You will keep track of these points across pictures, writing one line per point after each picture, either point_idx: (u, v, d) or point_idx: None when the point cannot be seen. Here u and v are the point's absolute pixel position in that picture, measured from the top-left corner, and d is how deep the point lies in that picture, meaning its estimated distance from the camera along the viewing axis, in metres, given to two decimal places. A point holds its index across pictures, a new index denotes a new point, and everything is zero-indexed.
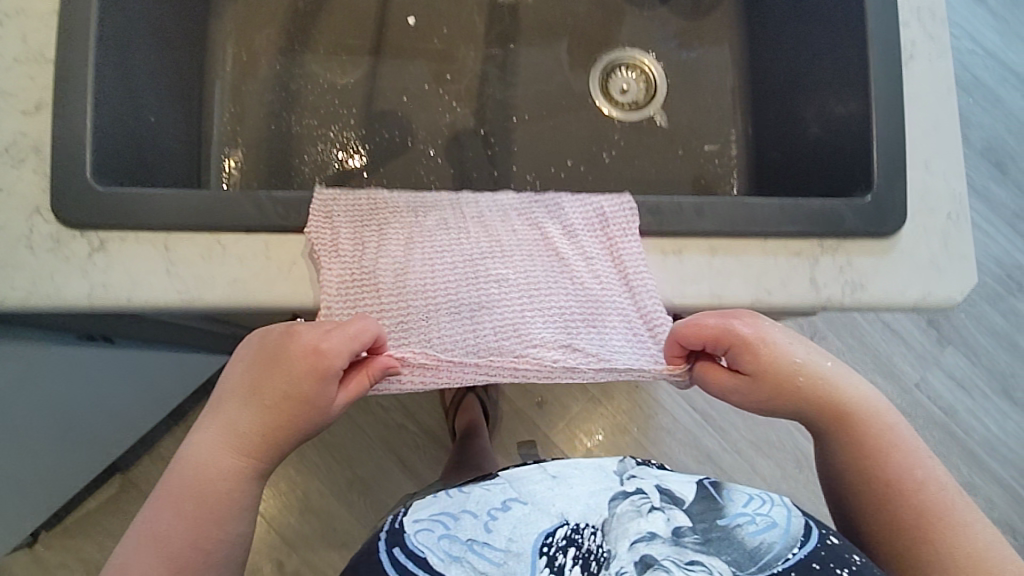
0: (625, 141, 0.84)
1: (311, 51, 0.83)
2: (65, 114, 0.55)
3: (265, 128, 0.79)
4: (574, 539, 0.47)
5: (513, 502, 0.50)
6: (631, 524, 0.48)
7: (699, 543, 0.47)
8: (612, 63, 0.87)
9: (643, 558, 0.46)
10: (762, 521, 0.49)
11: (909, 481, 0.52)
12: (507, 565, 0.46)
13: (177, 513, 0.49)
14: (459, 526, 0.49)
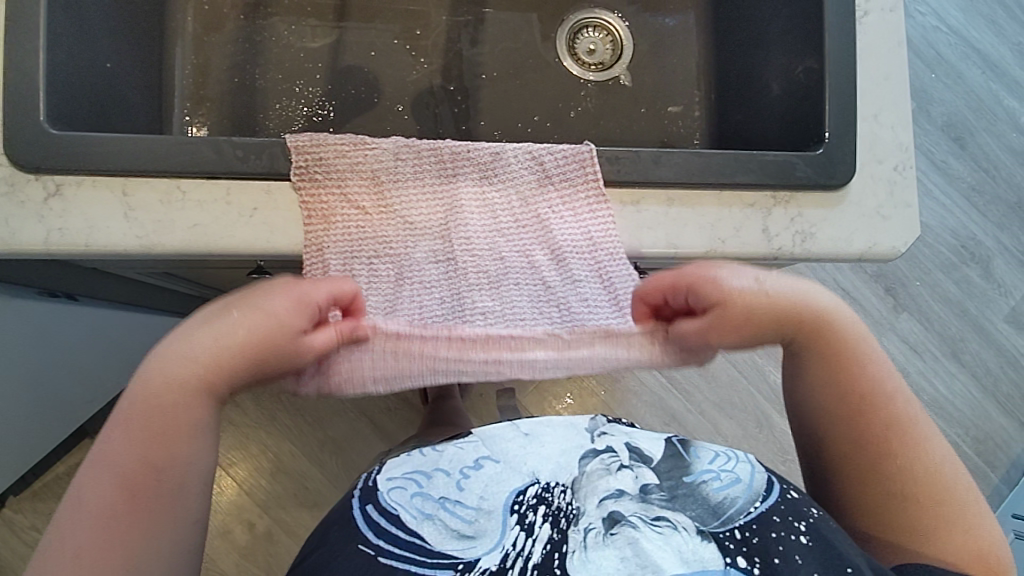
0: (591, 100, 0.86)
1: (276, 4, 0.82)
2: (17, 55, 0.54)
3: (228, 82, 0.78)
4: (542, 497, 0.53)
5: (486, 462, 0.56)
6: (600, 481, 0.53)
7: (663, 500, 0.51)
8: (579, 23, 0.88)
9: (610, 514, 0.50)
10: (725, 477, 0.54)
11: (899, 437, 0.55)
12: (478, 520, 0.52)
13: (128, 439, 0.48)
14: (431, 484, 0.55)
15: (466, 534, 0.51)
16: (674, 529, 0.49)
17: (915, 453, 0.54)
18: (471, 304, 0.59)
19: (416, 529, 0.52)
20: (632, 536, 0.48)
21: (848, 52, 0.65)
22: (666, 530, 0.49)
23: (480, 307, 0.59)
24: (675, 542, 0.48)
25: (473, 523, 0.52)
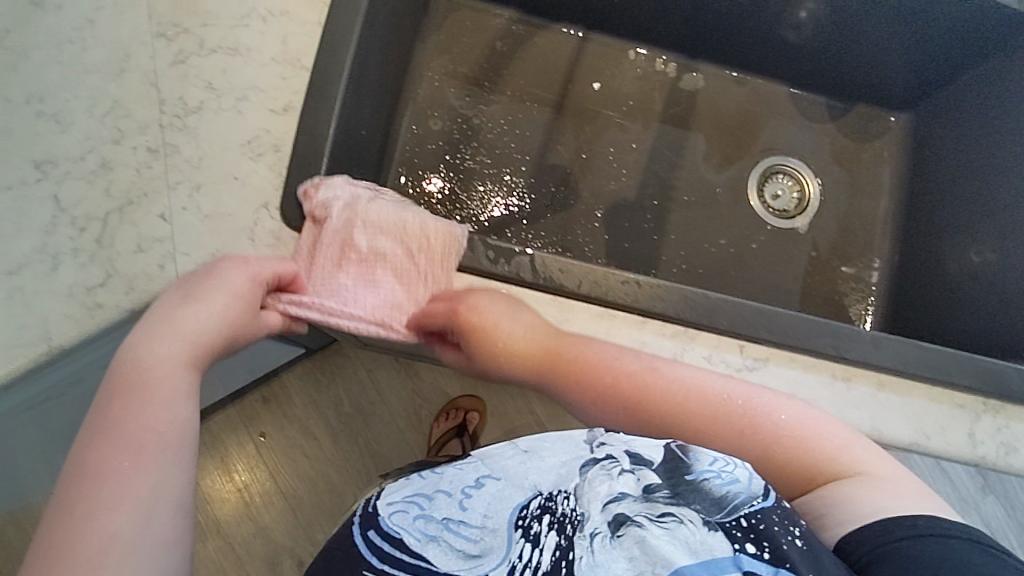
0: (768, 242, 0.88)
1: (499, 91, 0.86)
2: (314, 124, 0.58)
3: (439, 157, 0.82)
4: (547, 506, 0.45)
5: (486, 478, 0.47)
6: (601, 487, 0.44)
7: (669, 497, 0.43)
8: (773, 167, 0.91)
9: (615, 517, 0.43)
10: (727, 475, 0.45)
11: (714, 404, 0.51)
12: (484, 541, 0.44)
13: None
14: (433, 505, 0.46)
15: (471, 553, 0.44)
16: (685, 527, 0.42)
17: (763, 418, 0.51)
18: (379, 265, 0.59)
19: (420, 551, 0.45)
20: (640, 536, 0.41)
21: None
22: (673, 526, 0.42)
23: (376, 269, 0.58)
24: (682, 537, 0.41)
25: (478, 542, 0.44)
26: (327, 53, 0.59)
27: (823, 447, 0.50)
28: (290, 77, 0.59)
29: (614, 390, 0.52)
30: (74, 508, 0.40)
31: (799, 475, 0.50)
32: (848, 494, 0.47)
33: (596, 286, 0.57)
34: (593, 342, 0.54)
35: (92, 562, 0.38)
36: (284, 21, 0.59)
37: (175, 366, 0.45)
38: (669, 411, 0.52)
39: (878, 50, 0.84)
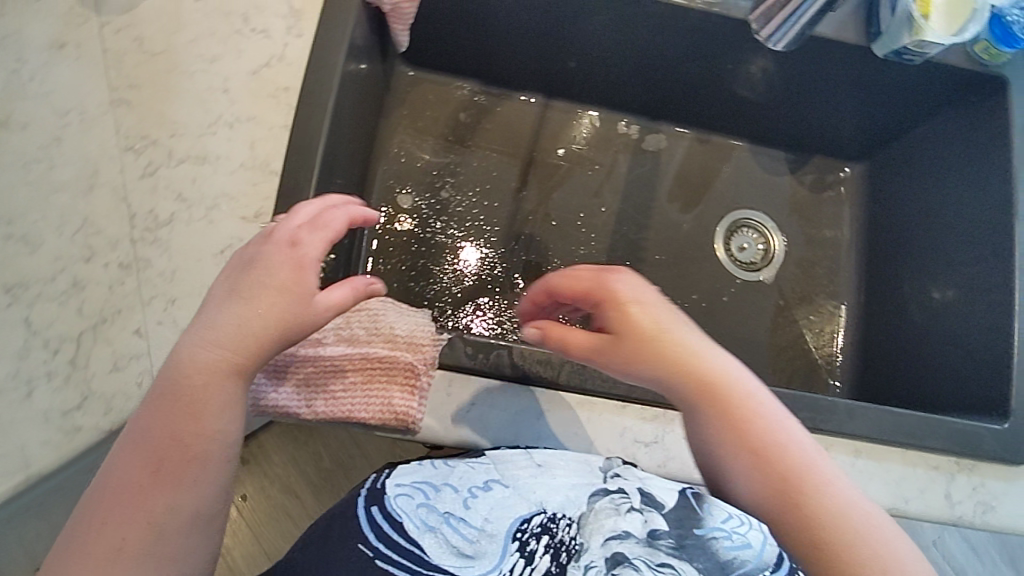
0: (738, 293, 0.91)
1: (466, 162, 0.88)
2: None
3: (411, 232, 0.84)
4: (546, 526, 0.51)
5: (494, 482, 0.52)
6: (606, 521, 0.51)
7: (672, 548, 0.49)
8: (738, 221, 0.94)
9: (614, 556, 0.49)
10: (738, 538, 0.50)
11: (780, 448, 0.47)
12: (479, 543, 0.50)
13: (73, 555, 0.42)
14: (438, 497, 0.52)
15: (466, 553, 0.50)
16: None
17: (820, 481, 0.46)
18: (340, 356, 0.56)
19: (416, 538, 0.50)
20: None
21: None
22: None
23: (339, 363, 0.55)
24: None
25: (473, 543, 0.50)
26: (297, 156, 0.60)
27: (873, 531, 0.44)
28: (260, 182, 0.59)
29: (696, 387, 0.48)
30: (119, 501, 0.43)
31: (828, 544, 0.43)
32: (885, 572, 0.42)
33: (576, 376, 0.59)
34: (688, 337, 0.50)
35: (112, 561, 0.42)
36: (252, 127, 0.60)
37: (215, 378, 0.44)
38: (748, 430, 0.47)
39: (829, 108, 0.86)
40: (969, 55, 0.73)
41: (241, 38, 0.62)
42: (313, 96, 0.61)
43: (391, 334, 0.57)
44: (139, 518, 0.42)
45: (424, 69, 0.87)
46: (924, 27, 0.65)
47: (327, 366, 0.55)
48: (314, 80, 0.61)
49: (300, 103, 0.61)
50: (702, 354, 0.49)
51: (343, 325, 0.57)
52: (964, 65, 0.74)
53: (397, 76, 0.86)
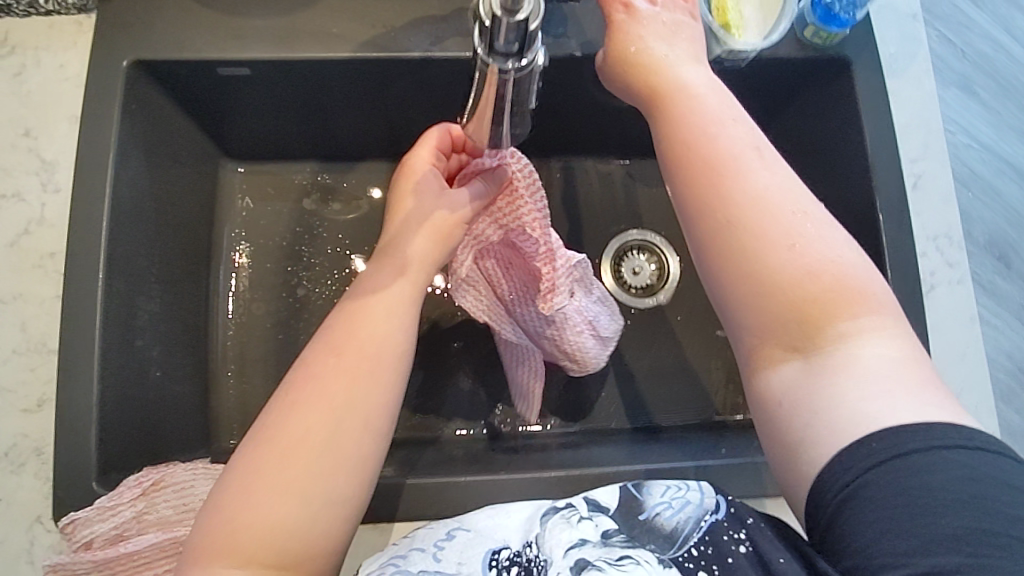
0: (638, 325, 0.81)
1: (320, 249, 0.78)
2: (71, 413, 0.52)
3: (272, 340, 0.75)
4: (516, 559, 0.46)
5: (458, 530, 0.48)
6: (562, 534, 0.46)
7: (626, 541, 0.45)
8: (623, 246, 0.84)
9: (576, 563, 0.44)
10: (677, 503, 0.47)
11: (744, 201, 0.46)
12: None
13: (285, 463, 0.46)
14: (409, 562, 0.47)
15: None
16: (641, 567, 0.43)
17: (777, 237, 0.45)
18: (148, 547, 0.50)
19: None
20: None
21: (919, 331, 0.62)
22: (629, 568, 0.44)
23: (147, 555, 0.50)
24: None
25: None
26: (70, 329, 0.54)
27: (853, 287, 0.44)
28: (38, 366, 0.54)
29: (688, 159, 0.49)
30: (274, 442, 0.47)
31: (782, 325, 0.44)
32: (845, 360, 0.43)
33: (420, 507, 0.56)
34: (738, 176, 0.47)
35: (366, 417, 0.49)
36: (20, 305, 0.55)
37: (393, 306, 0.54)
38: (704, 179, 0.48)
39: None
40: (800, 41, 0.67)
41: None
42: (78, 257, 0.55)
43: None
44: (293, 435, 0.47)
45: (255, 160, 0.78)
46: (728, 36, 0.62)
47: (135, 561, 0.50)
48: (76, 239, 0.56)
49: (66, 269, 0.55)
50: (709, 135, 0.49)
51: (147, 508, 0.52)
52: (798, 53, 0.68)
53: (225, 175, 0.77)
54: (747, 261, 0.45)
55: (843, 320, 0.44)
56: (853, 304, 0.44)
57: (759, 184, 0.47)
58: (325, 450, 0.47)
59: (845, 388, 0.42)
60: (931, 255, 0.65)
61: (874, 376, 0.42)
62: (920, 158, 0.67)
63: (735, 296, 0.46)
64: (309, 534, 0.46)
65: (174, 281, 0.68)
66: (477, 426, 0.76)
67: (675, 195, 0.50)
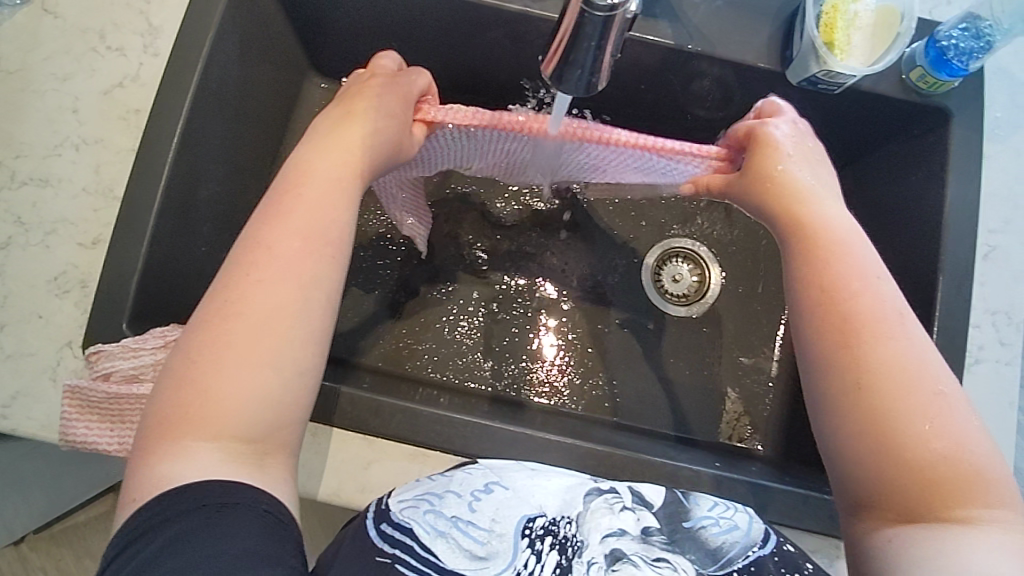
0: (662, 331, 0.81)
1: None
2: (118, 257, 0.56)
3: None
4: (551, 528, 0.48)
5: (495, 486, 0.50)
6: (602, 519, 0.49)
7: (666, 543, 0.48)
8: (669, 250, 0.83)
9: (612, 551, 0.47)
10: (725, 523, 0.49)
11: (889, 350, 0.46)
12: (491, 544, 0.47)
13: (226, 367, 0.44)
14: (443, 503, 0.49)
15: (479, 554, 0.46)
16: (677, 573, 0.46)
17: (934, 407, 0.44)
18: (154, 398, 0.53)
19: (429, 545, 0.46)
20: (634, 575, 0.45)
21: None
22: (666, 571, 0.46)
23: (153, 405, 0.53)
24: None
25: (486, 544, 0.47)
26: (137, 181, 0.58)
27: (971, 463, 0.43)
28: (100, 208, 0.58)
29: (832, 308, 0.48)
30: (219, 316, 0.45)
31: (912, 496, 0.43)
32: (962, 541, 0.41)
33: (406, 427, 0.57)
34: (879, 313, 0.47)
35: (292, 310, 0.46)
36: (98, 149, 0.59)
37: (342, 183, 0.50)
38: (849, 321, 0.47)
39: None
40: (904, 84, 0.65)
41: (96, 57, 0.61)
42: (159, 117, 0.59)
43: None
44: (240, 308, 0.45)
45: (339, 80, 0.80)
46: (830, 56, 0.60)
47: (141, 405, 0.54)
48: (162, 101, 0.59)
49: (147, 125, 0.59)
50: (866, 277, 0.48)
51: None
52: (898, 94, 0.65)
53: (308, 89, 0.80)
54: (880, 426, 0.44)
55: (976, 503, 0.42)
56: (977, 486, 0.43)
57: (914, 352, 0.46)
58: (278, 324, 0.45)
59: (943, 561, 0.40)
60: (984, 330, 0.62)
61: (998, 560, 0.40)
62: (999, 230, 0.64)
63: (859, 450, 0.45)
64: (272, 406, 0.45)
65: (238, 169, 0.71)
66: (483, 383, 0.77)
67: (802, 339, 0.49)
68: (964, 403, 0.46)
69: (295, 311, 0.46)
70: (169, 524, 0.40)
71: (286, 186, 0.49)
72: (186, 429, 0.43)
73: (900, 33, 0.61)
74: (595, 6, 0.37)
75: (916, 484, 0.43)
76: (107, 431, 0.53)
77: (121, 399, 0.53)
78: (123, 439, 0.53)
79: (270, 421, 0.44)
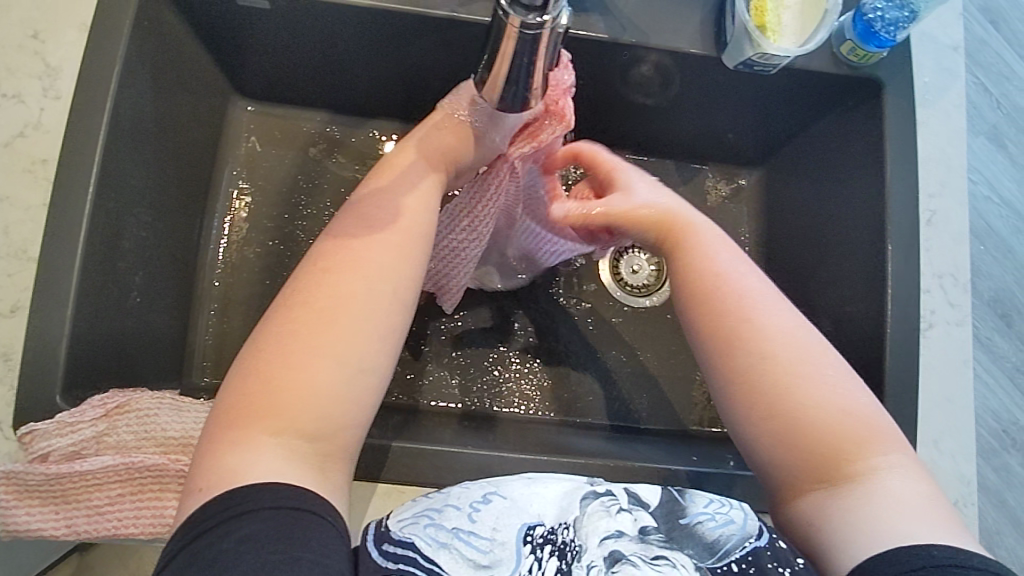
0: (624, 325, 0.80)
1: (318, 199, 0.77)
2: (40, 323, 0.51)
3: (258, 284, 0.74)
4: (550, 536, 0.47)
5: (494, 495, 0.49)
6: (601, 522, 0.47)
7: (664, 541, 0.46)
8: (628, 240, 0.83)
9: (611, 554, 0.45)
10: (722, 518, 0.47)
11: (779, 340, 0.51)
12: (493, 554, 0.46)
13: (305, 358, 0.44)
14: (443, 516, 0.47)
15: (482, 562, 0.45)
16: (678, 570, 0.44)
17: (812, 380, 0.50)
18: (100, 471, 0.50)
19: (432, 556, 0.45)
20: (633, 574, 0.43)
21: (907, 368, 0.61)
22: (665, 569, 0.44)
23: (99, 477, 0.50)
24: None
25: (488, 553, 0.46)
26: (52, 239, 0.53)
27: (861, 426, 0.48)
28: (15, 272, 0.53)
29: (716, 313, 0.53)
30: (305, 308, 0.47)
31: (814, 464, 0.47)
32: (870, 492, 0.45)
33: (378, 465, 0.57)
34: (759, 310, 0.52)
35: (369, 308, 0.47)
36: (5, 208, 0.54)
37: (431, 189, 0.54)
38: (735, 320, 0.52)
39: (714, 104, 0.73)
40: (836, 58, 0.66)
41: None
42: (68, 167, 0.54)
43: (164, 437, 0.52)
44: (324, 306, 0.47)
45: (266, 101, 0.76)
46: (763, 38, 0.60)
47: (87, 480, 0.50)
48: (69, 149, 0.55)
49: (56, 176, 0.54)
50: (733, 276, 0.54)
51: (107, 430, 0.51)
52: (830, 69, 0.66)
53: (234, 113, 0.76)
54: (777, 411, 0.49)
55: (870, 461, 0.47)
56: (868, 445, 0.47)
57: (781, 330, 0.52)
58: (358, 324, 0.47)
59: (868, 526, 0.44)
60: (934, 294, 0.64)
61: (904, 509, 0.44)
62: (939, 194, 0.66)
63: (762, 427, 0.49)
64: (337, 409, 0.44)
65: (166, 209, 0.67)
66: (453, 400, 0.75)
67: (694, 342, 0.54)
68: (851, 375, 0.51)
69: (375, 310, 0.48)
70: (239, 519, 0.38)
71: (384, 185, 0.54)
72: (260, 422, 0.42)
73: (828, 10, 0.61)
74: (529, 28, 0.35)
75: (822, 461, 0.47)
76: (49, 513, 0.49)
77: (63, 476, 0.49)
78: (68, 520, 0.49)
79: (336, 426, 0.44)
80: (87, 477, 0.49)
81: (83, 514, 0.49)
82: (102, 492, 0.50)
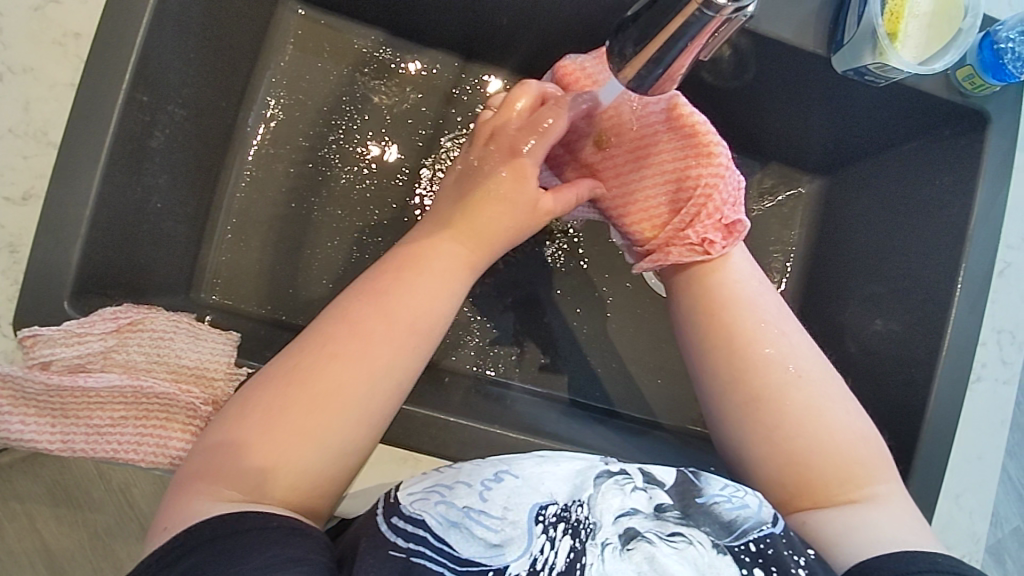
0: (657, 312, 0.75)
1: (361, 122, 0.70)
2: (55, 219, 0.47)
3: (282, 205, 0.68)
4: (563, 514, 0.42)
5: (505, 474, 0.43)
6: (616, 498, 0.42)
7: (681, 518, 0.42)
8: None
9: (627, 531, 0.41)
10: (737, 500, 0.43)
11: (776, 361, 0.51)
12: (505, 533, 0.40)
13: (274, 420, 0.42)
14: (455, 493, 0.42)
15: (493, 541, 0.40)
16: (694, 547, 0.40)
17: (826, 409, 0.49)
18: (104, 392, 0.46)
19: (440, 536, 0.40)
20: (651, 553, 0.40)
21: (947, 420, 0.59)
22: (682, 546, 0.40)
23: (102, 399, 0.46)
24: (692, 557, 0.40)
25: (499, 529, 0.40)
26: (79, 126, 0.47)
27: (857, 450, 0.48)
28: (32, 156, 0.48)
29: (730, 330, 0.52)
30: (301, 389, 0.43)
31: (805, 486, 0.47)
32: (864, 508, 0.46)
33: (397, 430, 0.52)
34: (769, 338, 0.52)
35: (343, 386, 0.43)
36: (27, 80, 0.48)
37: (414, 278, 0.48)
38: (745, 343, 0.51)
39: (800, 102, 0.68)
40: (948, 81, 0.61)
41: None
42: (108, 48, 0.48)
43: (177, 364, 0.49)
44: (308, 382, 0.43)
45: (320, 7, 0.69)
46: (890, 48, 0.56)
47: (90, 397, 0.46)
48: (110, 27, 0.48)
49: (90, 54, 0.48)
50: (750, 299, 0.53)
51: (116, 347, 0.48)
52: (941, 92, 0.61)
53: (282, 13, 0.68)
54: (787, 431, 0.49)
55: (864, 481, 0.47)
56: (858, 467, 0.47)
57: (790, 351, 0.51)
58: (336, 406, 0.43)
59: (860, 529, 0.44)
60: (989, 347, 0.62)
61: (901, 527, 0.44)
62: (1017, 245, 0.63)
63: (758, 453, 0.49)
64: (320, 477, 0.42)
65: (199, 110, 0.61)
66: (466, 361, 0.70)
67: (696, 358, 0.53)
68: (850, 402, 0.50)
69: (346, 389, 0.43)
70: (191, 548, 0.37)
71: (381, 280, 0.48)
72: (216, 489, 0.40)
73: (961, 29, 0.58)
74: (709, 8, 0.36)
75: (809, 488, 0.47)
76: (44, 429, 0.45)
77: (64, 391, 0.46)
78: (65, 438, 0.45)
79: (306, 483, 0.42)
80: (89, 396, 0.46)
81: (81, 435, 0.45)
82: (103, 416, 0.46)
